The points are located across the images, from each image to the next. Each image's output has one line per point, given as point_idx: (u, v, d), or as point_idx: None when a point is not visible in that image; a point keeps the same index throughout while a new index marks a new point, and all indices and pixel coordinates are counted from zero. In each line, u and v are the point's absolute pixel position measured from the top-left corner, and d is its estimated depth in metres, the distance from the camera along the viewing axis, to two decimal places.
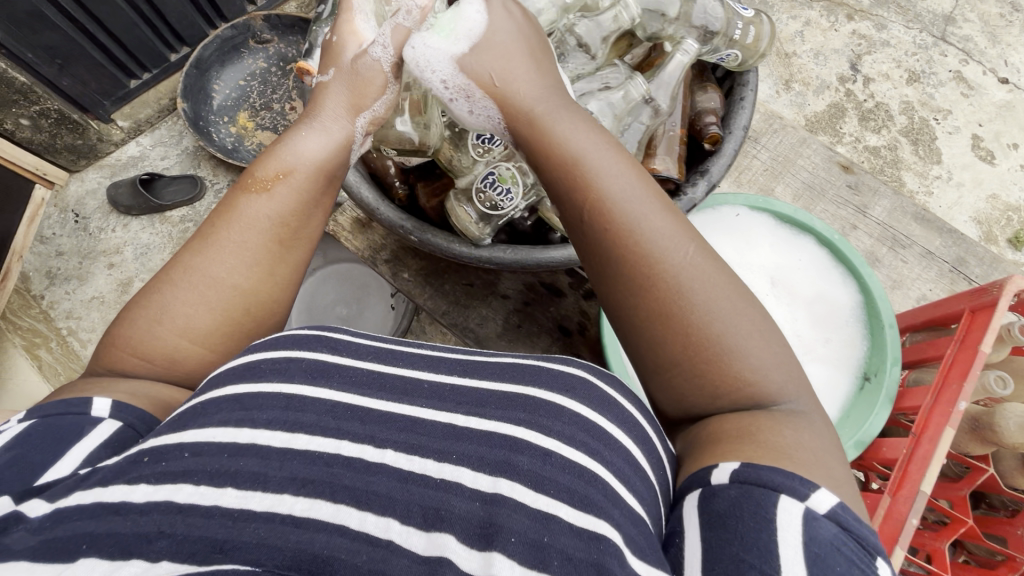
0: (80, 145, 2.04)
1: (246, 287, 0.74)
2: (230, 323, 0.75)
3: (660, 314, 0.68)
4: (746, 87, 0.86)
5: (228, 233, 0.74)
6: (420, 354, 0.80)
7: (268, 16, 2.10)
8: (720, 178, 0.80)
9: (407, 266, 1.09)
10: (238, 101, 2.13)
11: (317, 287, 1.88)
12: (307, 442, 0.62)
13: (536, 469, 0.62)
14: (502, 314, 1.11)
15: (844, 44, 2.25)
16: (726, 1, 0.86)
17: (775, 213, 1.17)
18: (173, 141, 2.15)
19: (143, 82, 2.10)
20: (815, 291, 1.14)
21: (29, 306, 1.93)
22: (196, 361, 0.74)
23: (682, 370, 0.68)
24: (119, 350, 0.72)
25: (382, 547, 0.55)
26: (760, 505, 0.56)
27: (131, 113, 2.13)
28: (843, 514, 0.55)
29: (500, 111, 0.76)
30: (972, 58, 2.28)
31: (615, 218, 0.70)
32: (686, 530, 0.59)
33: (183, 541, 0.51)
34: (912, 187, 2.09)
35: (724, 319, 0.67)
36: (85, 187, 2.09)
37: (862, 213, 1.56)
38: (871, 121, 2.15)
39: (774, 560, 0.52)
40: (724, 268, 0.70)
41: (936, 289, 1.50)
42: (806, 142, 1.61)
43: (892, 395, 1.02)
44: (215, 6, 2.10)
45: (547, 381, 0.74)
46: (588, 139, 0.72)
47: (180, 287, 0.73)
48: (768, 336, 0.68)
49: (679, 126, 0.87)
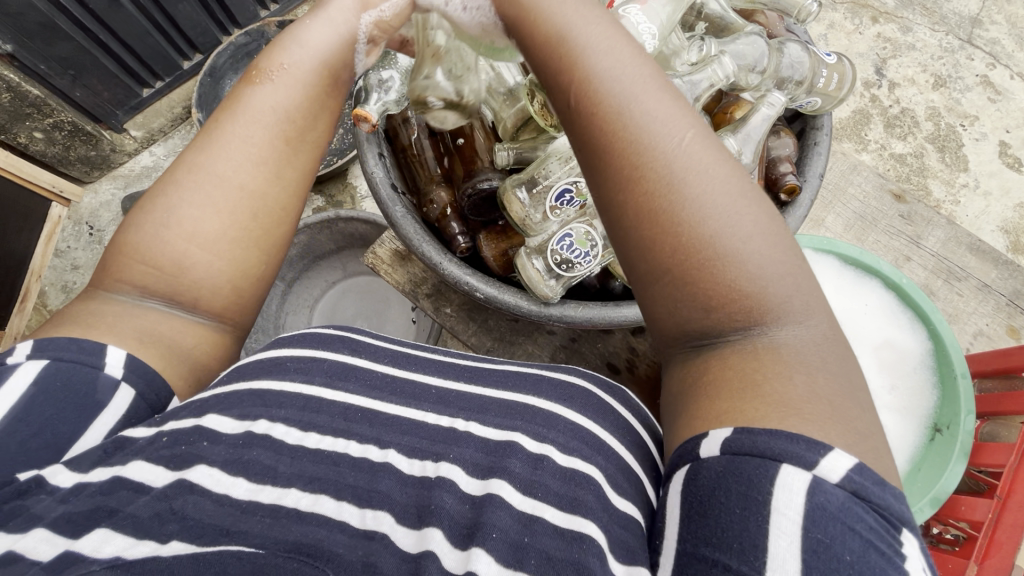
0: (93, 156, 2.01)
1: (250, 188, 0.69)
2: (213, 225, 0.68)
3: (653, 215, 0.59)
4: (820, 132, 0.85)
5: (229, 125, 0.69)
6: (438, 361, 0.84)
7: (281, 22, 2.02)
8: (797, 231, 0.79)
9: (449, 301, 1.10)
10: None
11: (338, 301, 1.86)
12: (321, 441, 0.66)
13: (526, 474, 0.65)
14: (547, 350, 1.12)
15: (869, 48, 2.21)
16: (811, 49, 0.86)
17: (840, 254, 1.34)
18: None
19: (156, 90, 2.09)
20: (883, 337, 1.32)
21: (47, 322, 1.93)
22: (200, 271, 0.69)
23: (682, 294, 0.59)
24: (124, 259, 0.68)
25: (378, 542, 0.57)
26: (760, 475, 0.51)
27: (144, 123, 2.11)
28: (860, 481, 0.50)
29: (496, 7, 0.67)
30: (999, 62, 2.23)
31: (617, 105, 0.60)
32: (669, 507, 0.58)
33: (194, 525, 0.54)
34: (938, 196, 2.06)
35: (737, 235, 0.57)
36: (99, 199, 2.08)
37: (915, 244, 1.68)
38: (897, 127, 2.11)
39: (765, 549, 0.49)
40: (739, 177, 0.60)
41: (993, 323, 1.66)
42: (857, 169, 1.70)
43: (965, 450, 1.19)
44: (228, 11, 2.06)
45: (546, 390, 0.78)
46: (590, 19, 0.62)
47: (186, 188, 0.68)
48: (789, 260, 0.59)
49: (758, 177, 0.83)
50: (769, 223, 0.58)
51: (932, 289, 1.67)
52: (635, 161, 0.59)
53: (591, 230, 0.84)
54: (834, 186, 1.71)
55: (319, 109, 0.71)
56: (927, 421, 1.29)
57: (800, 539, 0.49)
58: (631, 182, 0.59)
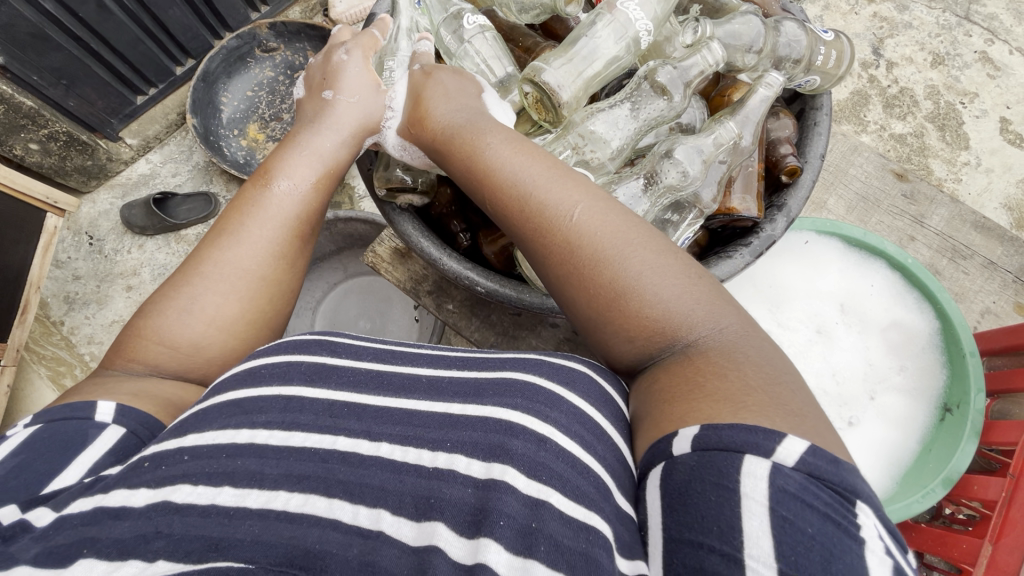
0: (90, 165, 2.01)
1: (266, 276, 0.81)
2: (237, 310, 0.79)
3: (575, 280, 0.69)
4: (820, 112, 0.84)
5: (249, 225, 0.80)
6: (423, 352, 0.82)
7: (273, 24, 2.03)
8: (800, 213, 0.78)
9: (451, 297, 1.09)
10: (247, 113, 2.10)
11: (340, 302, 1.86)
12: (304, 440, 0.65)
13: (531, 454, 0.62)
14: (551, 344, 1.12)
15: (865, 28, 2.18)
16: (808, 27, 0.85)
17: (843, 236, 1.35)
18: (184, 157, 2.13)
19: (150, 98, 2.09)
20: (889, 318, 1.32)
21: (50, 333, 1.93)
22: (217, 350, 0.79)
23: (627, 345, 0.69)
24: (142, 341, 0.77)
25: (374, 539, 0.56)
26: (724, 471, 0.53)
27: (138, 130, 2.11)
28: (815, 462, 0.52)
29: (421, 143, 0.81)
30: (997, 38, 2.21)
31: (524, 198, 0.71)
32: (650, 504, 0.57)
33: (180, 540, 0.53)
34: (940, 175, 2.04)
35: (652, 287, 0.66)
36: (97, 209, 2.08)
37: (919, 223, 1.67)
38: (895, 107, 2.10)
39: (738, 539, 0.50)
40: (645, 228, 0.69)
41: (1000, 300, 1.65)
42: (858, 151, 1.71)
43: (977, 429, 1.18)
44: (218, 15, 2.05)
45: (548, 372, 0.74)
46: (492, 130, 0.75)
47: (210, 280, 0.78)
48: (704, 293, 0.67)
49: (757, 161, 0.82)
50: (671, 269, 0.67)
51: (938, 268, 1.65)
52: (550, 241, 0.70)
53: None
54: (833, 168, 1.70)
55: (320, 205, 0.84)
56: (936, 402, 1.28)
57: (767, 533, 0.49)
58: (551, 262, 0.71)
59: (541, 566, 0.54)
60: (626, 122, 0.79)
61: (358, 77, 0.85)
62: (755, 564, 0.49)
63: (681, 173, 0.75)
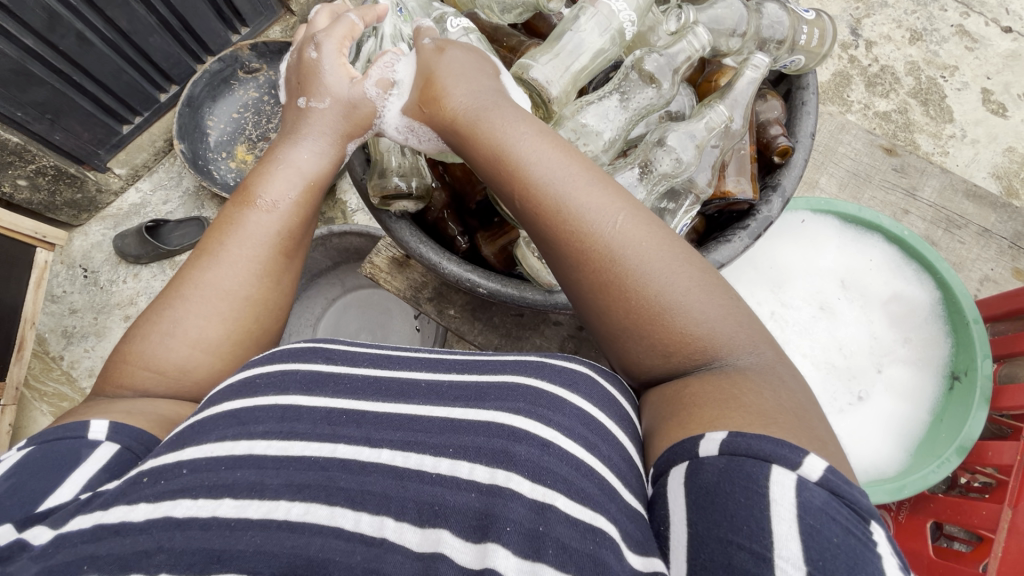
0: (80, 198, 2.01)
1: (251, 295, 0.81)
2: (219, 330, 0.79)
3: (594, 282, 0.69)
4: (807, 91, 0.85)
5: (229, 246, 0.80)
6: (420, 357, 0.83)
7: (254, 45, 2.02)
8: (795, 192, 0.79)
9: (453, 302, 1.09)
10: (234, 135, 2.10)
11: (340, 317, 1.85)
12: (303, 448, 0.65)
13: (535, 458, 0.62)
14: (555, 342, 1.13)
15: (842, 9, 2.20)
16: (788, 8, 0.85)
17: (838, 213, 1.35)
18: (173, 183, 2.12)
19: (136, 126, 2.08)
20: (890, 291, 1.33)
21: (50, 368, 1.92)
22: (205, 370, 0.79)
23: (637, 343, 0.69)
24: (129, 365, 0.76)
25: (376, 547, 0.56)
26: (751, 478, 0.53)
27: (126, 159, 2.11)
28: (836, 480, 0.53)
29: (435, 130, 0.78)
30: (973, 10, 2.23)
31: (552, 203, 0.69)
32: (671, 503, 0.58)
33: (180, 553, 0.54)
34: (927, 149, 2.05)
35: (674, 293, 0.67)
36: (90, 241, 2.07)
37: (912, 196, 1.67)
38: (878, 85, 2.11)
39: (766, 538, 0.50)
40: (664, 234, 0.69)
41: (1000, 267, 1.68)
42: (846, 129, 1.71)
43: (987, 396, 1.18)
44: (199, 40, 2.06)
45: (549, 375, 0.75)
46: (516, 124, 0.71)
47: (193, 303, 0.78)
48: (725, 302, 0.68)
49: (748, 143, 0.82)
50: (691, 277, 0.67)
51: (935, 239, 1.66)
52: (571, 246, 0.69)
53: None
54: (823, 146, 1.71)
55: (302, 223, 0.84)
56: (943, 371, 1.29)
57: (790, 534, 0.50)
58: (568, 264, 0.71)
59: (549, 568, 0.54)
60: (616, 113, 0.79)
61: (337, 73, 0.81)
62: (786, 564, 0.49)
63: (675, 160, 0.75)
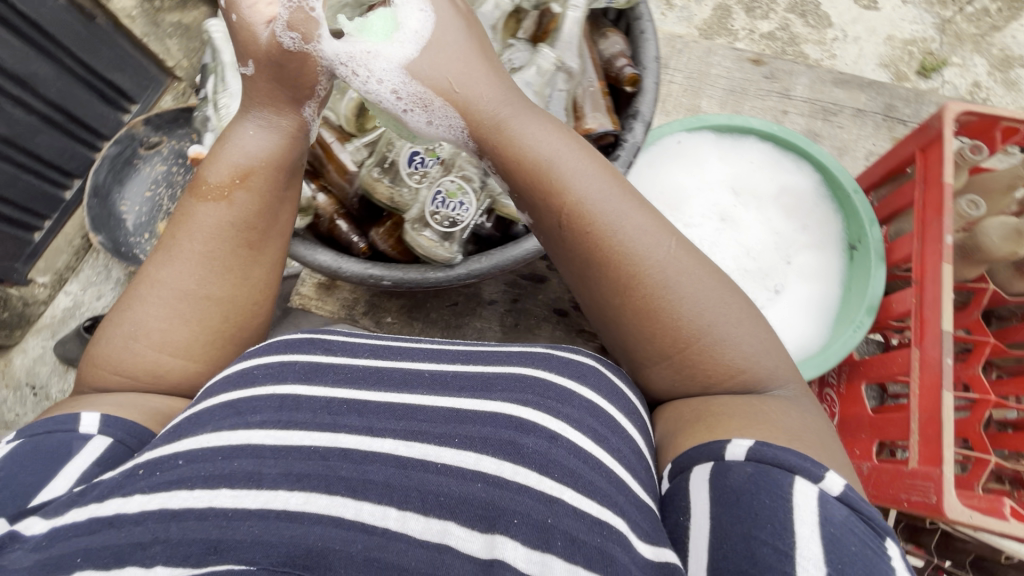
0: (8, 317, 1.94)
1: (202, 294, 0.82)
2: (177, 331, 0.81)
3: (632, 304, 0.82)
4: (642, 20, 0.95)
5: (181, 242, 0.82)
6: (417, 347, 0.91)
7: (148, 119, 2.00)
8: (651, 114, 0.91)
9: (386, 310, 1.28)
10: (152, 215, 2.03)
11: None
12: (300, 440, 0.71)
13: (543, 450, 0.72)
14: (495, 322, 1.30)
15: None
16: None
17: (710, 126, 1.42)
18: (102, 277, 2.07)
19: (48, 231, 2.03)
20: (778, 185, 1.40)
21: None
22: (178, 371, 0.83)
23: (671, 362, 0.83)
24: (100, 368, 0.82)
25: (381, 534, 0.63)
26: (771, 497, 0.66)
27: (47, 266, 2.06)
28: (853, 495, 0.66)
29: (462, 118, 0.78)
30: None
31: (585, 212, 0.80)
32: (695, 505, 0.71)
33: (176, 545, 0.58)
34: (816, 57, 2.16)
35: (717, 317, 0.81)
36: (30, 356, 2.00)
37: (786, 96, 1.77)
38: (756, 9, 2.20)
39: (787, 535, 0.63)
40: (697, 256, 0.83)
41: (877, 141, 1.75)
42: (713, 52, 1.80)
43: (880, 254, 1.27)
44: (90, 128, 2.00)
45: (557, 366, 0.85)
46: (559, 142, 0.80)
47: (151, 304, 0.81)
48: (754, 323, 0.83)
49: (596, 80, 0.96)
50: (730, 306, 0.82)
51: (816, 130, 1.75)
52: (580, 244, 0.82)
53: (458, 180, 0.96)
54: (695, 73, 1.80)
55: (257, 235, 0.84)
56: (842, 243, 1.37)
57: (812, 542, 0.62)
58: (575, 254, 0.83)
59: (559, 557, 0.62)
60: None
61: (275, 68, 0.75)
62: (808, 561, 0.61)
63: None
